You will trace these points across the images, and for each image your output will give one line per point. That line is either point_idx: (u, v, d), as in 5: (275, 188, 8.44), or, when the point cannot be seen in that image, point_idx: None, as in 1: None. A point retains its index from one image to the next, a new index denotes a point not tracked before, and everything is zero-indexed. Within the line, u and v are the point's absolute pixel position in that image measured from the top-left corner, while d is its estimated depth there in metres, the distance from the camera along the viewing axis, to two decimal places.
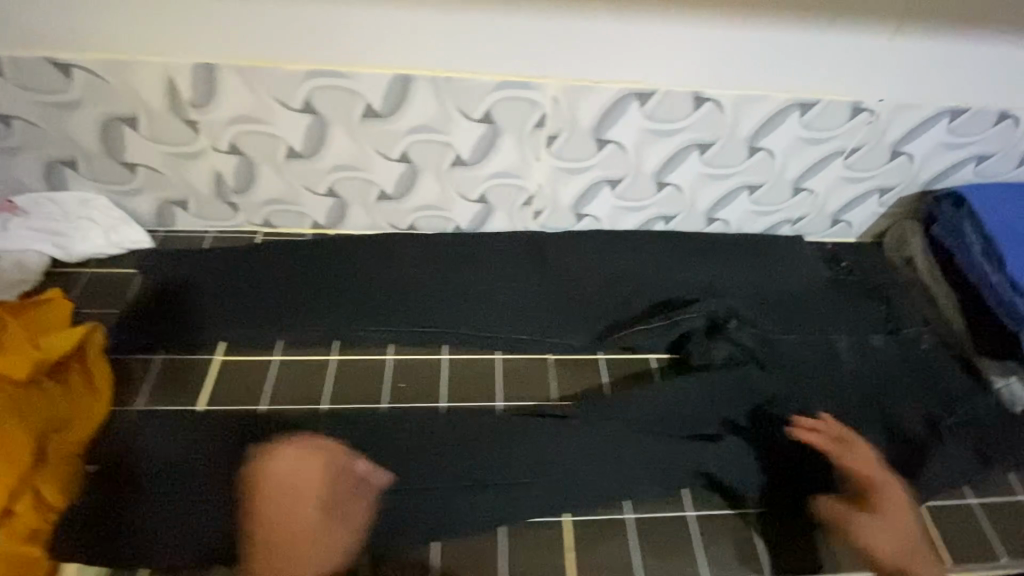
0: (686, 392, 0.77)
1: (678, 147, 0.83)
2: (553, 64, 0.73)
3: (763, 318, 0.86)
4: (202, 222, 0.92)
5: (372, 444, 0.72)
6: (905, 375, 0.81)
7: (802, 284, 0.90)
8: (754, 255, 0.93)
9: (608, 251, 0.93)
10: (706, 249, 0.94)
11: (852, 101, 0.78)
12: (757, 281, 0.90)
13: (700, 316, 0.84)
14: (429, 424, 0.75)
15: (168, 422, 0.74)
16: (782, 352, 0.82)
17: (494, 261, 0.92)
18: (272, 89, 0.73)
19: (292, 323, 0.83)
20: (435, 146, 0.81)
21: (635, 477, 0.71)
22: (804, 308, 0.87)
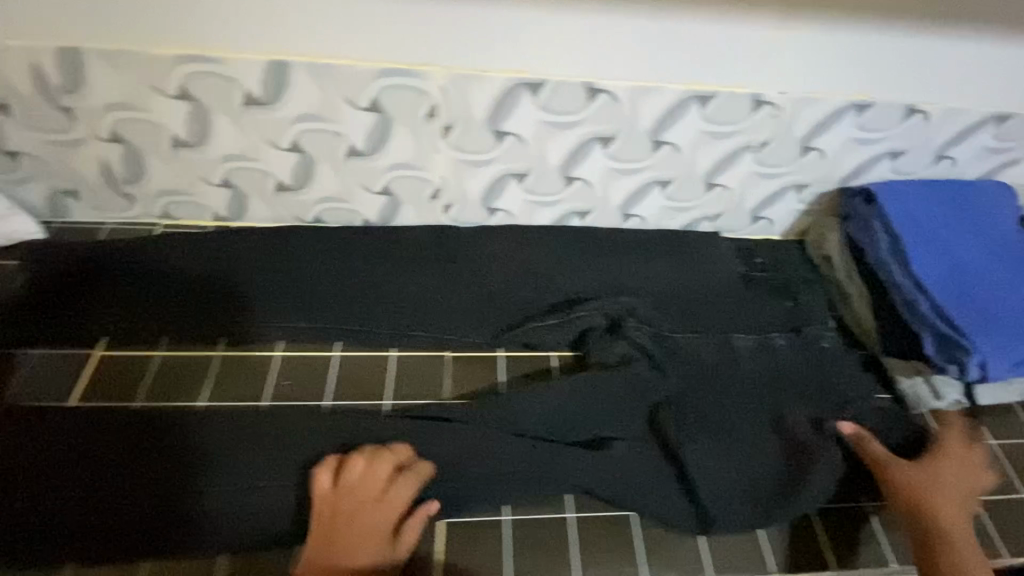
0: (574, 391, 0.76)
1: (580, 140, 0.81)
2: (434, 51, 0.70)
3: (664, 317, 0.85)
4: (97, 213, 0.89)
5: (244, 440, 0.71)
6: (796, 376, 0.80)
7: (707, 280, 0.90)
8: (665, 250, 0.92)
9: (517, 245, 0.91)
10: (618, 246, 0.92)
11: (751, 93, 0.76)
12: (663, 279, 0.89)
13: (600, 313, 0.84)
14: (311, 422, 0.73)
15: (38, 417, 0.72)
16: (679, 351, 0.81)
17: (398, 255, 0.89)
18: (143, 76, 0.70)
19: (177, 319, 0.81)
20: (326, 136, 0.78)
21: (512, 478, 0.71)
22: (708, 307, 0.87)
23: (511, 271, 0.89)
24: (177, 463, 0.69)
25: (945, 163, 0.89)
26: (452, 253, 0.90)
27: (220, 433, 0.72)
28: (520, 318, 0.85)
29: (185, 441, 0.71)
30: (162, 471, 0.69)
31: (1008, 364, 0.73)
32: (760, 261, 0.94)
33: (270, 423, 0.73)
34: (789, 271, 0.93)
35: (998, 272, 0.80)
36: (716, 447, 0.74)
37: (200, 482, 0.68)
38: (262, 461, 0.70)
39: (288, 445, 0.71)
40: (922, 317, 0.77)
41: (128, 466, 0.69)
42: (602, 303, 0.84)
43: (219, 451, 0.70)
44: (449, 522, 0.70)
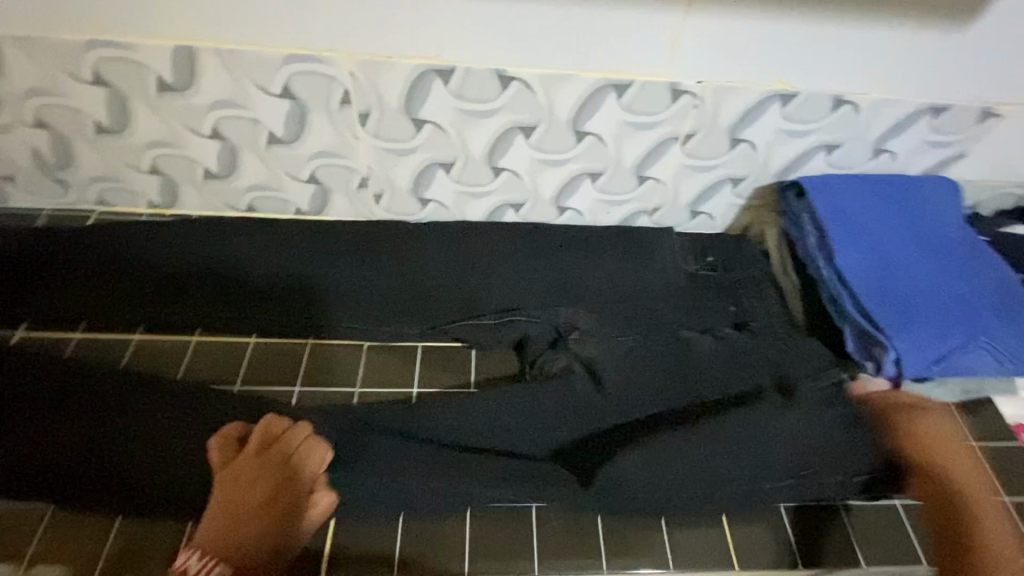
0: (502, 406, 0.73)
1: (500, 129, 0.80)
2: (338, 37, 0.70)
3: (610, 322, 0.84)
4: (34, 199, 0.90)
5: (163, 439, 0.69)
6: (745, 380, 0.76)
7: (649, 278, 0.87)
8: (615, 243, 0.91)
9: (451, 242, 0.90)
10: (553, 241, 0.91)
11: (668, 82, 0.76)
12: (603, 281, 0.87)
13: (544, 328, 0.83)
14: (220, 423, 0.71)
15: None
16: (622, 354, 0.79)
17: (334, 246, 0.88)
18: (58, 62, 0.72)
19: (97, 299, 0.81)
20: (243, 123, 0.79)
21: (418, 477, 0.68)
22: (643, 310, 0.85)
23: (436, 262, 0.88)
24: (87, 437, 0.69)
25: (885, 157, 0.86)
26: (377, 242, 0.89)
27: (140, 415, 0.70)
28: (440, 308, 0.85)
29: (96, 414, 0.70)
30: (73, 442, 0.68)
31: (927, 361, 0.71)
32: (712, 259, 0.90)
33: (188, 415, 0.71)
34: (740, 269, 0.88)
35: (928, 268, 0.78)
36: (654, 456, 0.69)
37: (106, 458, 0.68)
38: (168, 452, 0.68)
39: (195, 441, 0.69)
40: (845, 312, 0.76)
41: (43, 435, 0.68)
42: (548, 315, 0.84)
43: (133, 433, 0.69)
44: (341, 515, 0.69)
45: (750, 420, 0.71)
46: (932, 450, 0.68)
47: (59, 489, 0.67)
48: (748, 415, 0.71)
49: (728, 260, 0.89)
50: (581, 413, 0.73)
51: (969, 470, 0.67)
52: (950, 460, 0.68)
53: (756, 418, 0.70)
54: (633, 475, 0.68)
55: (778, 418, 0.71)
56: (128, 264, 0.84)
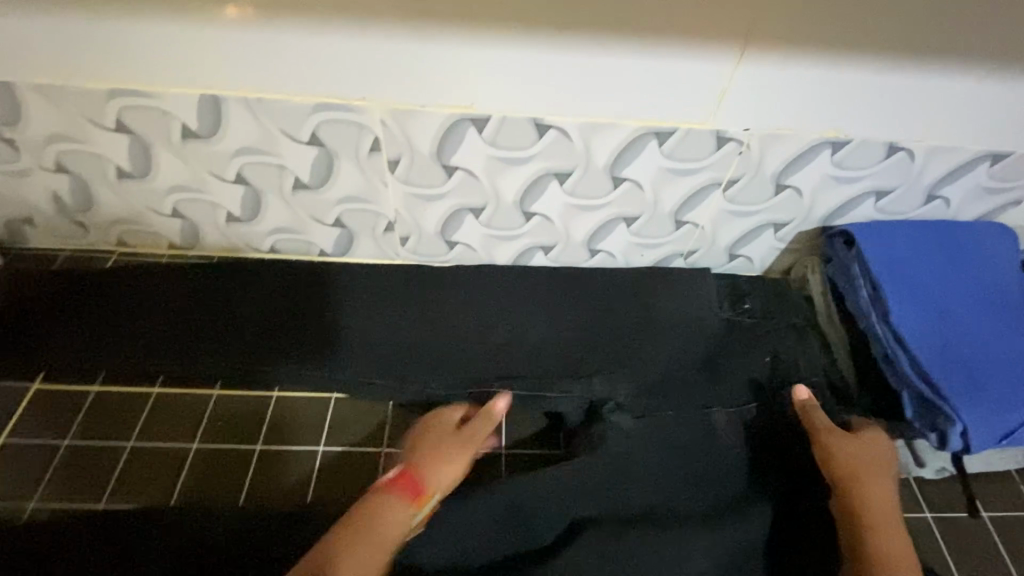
0: (551, 489, 0.71)
1: (533, 177, 0.77)
2: (370, 86, 0.67)
3: (654, 390, 0.81)
4: (53, 239, 0.88)
5: (208, 520, 0.68)
6: (767, 469, 0.75)
7: (678, 328, 0.85)
8: (642, 288, 0.88)
9: (476, 290, 0.88)
10: (580, 289, 0.89)
11: (714, 130, 0.72)
12: (633, 326, 0.86)
13: (577, 402, 0.80)
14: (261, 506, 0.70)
15: (36, 452, 0.74)
16: (670, 428, 0.77)
17: (359, 291, 0.87)
18: (81, 109, 0.70)
19: (117, 358, 0.79)
20: (269, 168, 0.76)
21: (462, 542, 0.68)
22: (676, 378, 0.82)
23: (474, 311, 0.87)
24: (93, 543, 0.66)
25: (937, 203, 0.82)
26: (401, 288, 0.87)
27: (143, 515, 0.68)
28: (463, 358, 0.83)
29: (102, 520, 0.68)
30: (76, 549, 0.66)
31: (995, 436, 0.68)
32: (749, 306, 0.88)
33: (194, 512, 0.69)
34: (780, 319, 0.85)
35: (989, 327, 0.75)
36: (681, 541, 0.68)
37: (109, 562, 0.65)
38: (173, 553, 0.66)
39: (200, 540, 0.67)
40: (903, 375, 0.73)
41: (100, 527, 0.67)
42: (579, 389, 0.80)
43: (136, 536, 0.67)
44: None
45: (765, 518, 0.71)
46: (852, 478, 0.69)
47: None
48: (763, 513, 0.71)
49: (768, 308, 0.87)
50: (627, 500, 0.72)
51: (885, 504, 0.68)
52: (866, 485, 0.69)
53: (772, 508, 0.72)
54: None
55: (787, 516, 0.72)
56: (141, 328, 0.81)
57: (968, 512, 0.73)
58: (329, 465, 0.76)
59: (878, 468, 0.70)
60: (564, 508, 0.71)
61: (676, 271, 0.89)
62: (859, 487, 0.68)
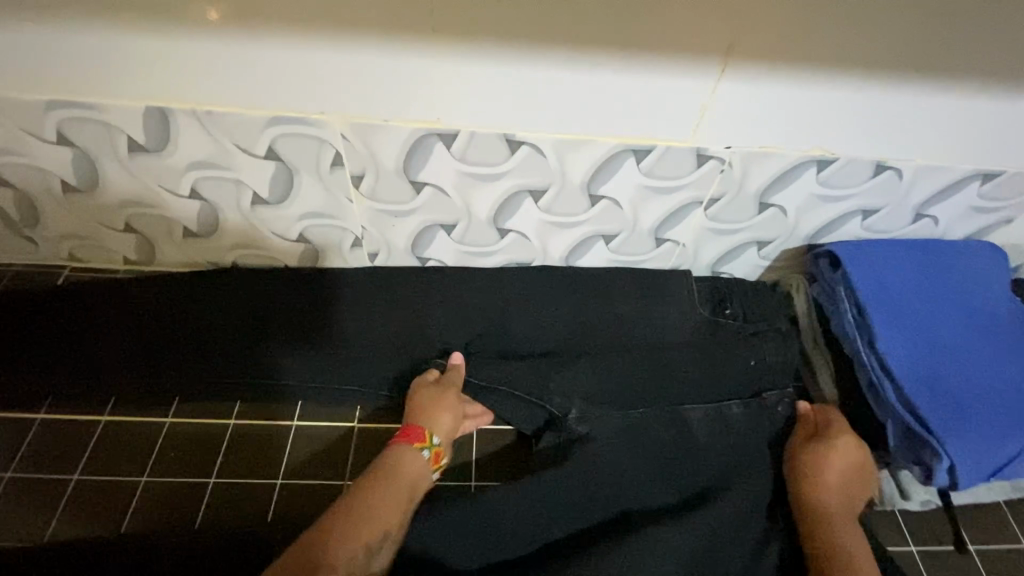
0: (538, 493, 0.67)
1: (506, 193, 0.73)
2: (328, 101, 0.63)
3: (628, 385, 0.76)
4: (1, 254, 0.83)
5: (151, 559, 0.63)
6: (743, 474, 0.71)
7: (658, 326, 0.82)
8: (624, 300, 0.82)
9: (442, 304, 0.80)
10: (560, 285, 0.82)
11: (695, 148, 0.68)
12: (613, 321, 0.82)
13: (535, 414, 0.75)
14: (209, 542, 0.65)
15: None
16: (649, 431, 0.73)
17: (318, 292, 0.80)
18: (18, 121, 0.65)
19: (64, 383, 0.75)
20: (225, 184, 0.72)
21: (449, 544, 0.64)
22: (659, 373, 0.77)
23: (444, 312, 0.80)
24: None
25: (925, 222, 0.79)
26: (360, 283, 0.81)
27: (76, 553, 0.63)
28: (427, 370, 0.77)
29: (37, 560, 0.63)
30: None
31: (982, 471, 0.65)
32: (732, 310, 0.84)
33: (130, 548, 0.63)
34: (762, 322, 0.82)
35: (977, 354, 0.72)
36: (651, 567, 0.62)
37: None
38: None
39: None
40: (887, 406, 0.70)
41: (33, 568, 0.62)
42: (536, 398, 0.75)
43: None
44: None
45: (736, 525, 0.67)
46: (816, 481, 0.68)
47: None
48: (735, 520, 0.67)
49: (747, 313, 0.83)
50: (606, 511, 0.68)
51: (842, 512, 0.66)
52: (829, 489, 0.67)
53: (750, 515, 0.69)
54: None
55: (767, 533, 0.68)
56: (85, 347, 0.76)
57: (955, 546, 0.71)
58: (286, 499, 0.72)
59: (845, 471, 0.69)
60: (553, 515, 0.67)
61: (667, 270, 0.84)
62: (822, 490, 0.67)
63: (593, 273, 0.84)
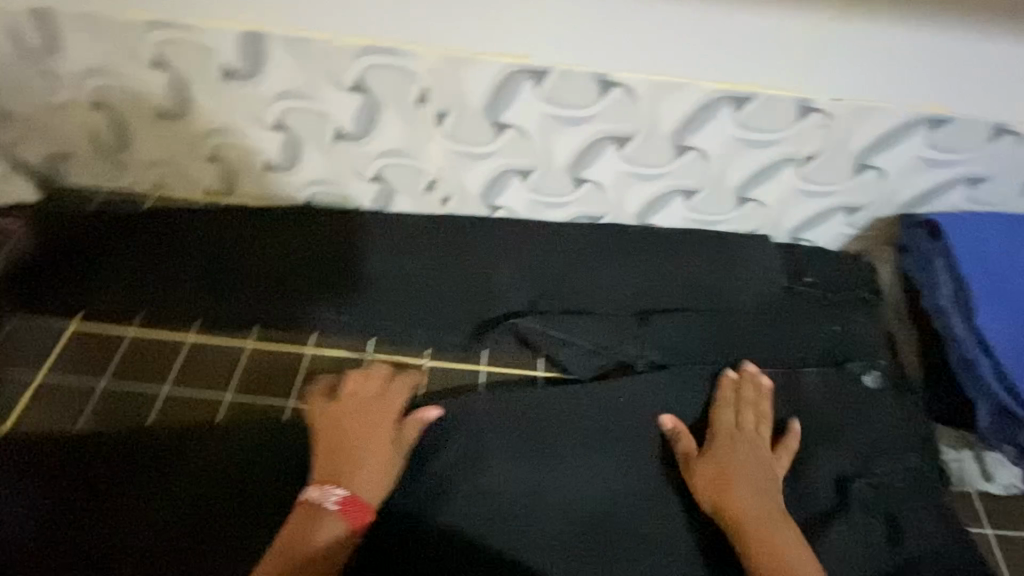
0: (613, 443, 0.69)
1: (590, 140, 0.71)
2: (423, 28, 0.62)
3: (703, 345, 0.75)
4: (93, 178, 0.86)
5: (238, 468, 0.67)
6: (820, 442, 0.69)
7: (736, 288, 0.79)
8: (696, 261, 0.81)
9: (515, 250, 0.82)
10: (635, 245, 0.82)
11: (799, 98, 0.65)
12: (692, 281, 0.80)
13: (604, 360, 0.74)
14: (288, 454, 0.67)
15: (71, 390, 0.73)
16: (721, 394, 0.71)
17: (404, 237, 0.83)
18: (119, 41, 0.66)
19: (157, 302, 0.78)
20: (309, 115, 0.72)
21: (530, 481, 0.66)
22: (736, 335, 0.76)
23: (519, 266, 0.81)
24: (115, 492, 0.65)
25: None
26: (439, 229, 0.83)
27: (116, 471, 0.66)
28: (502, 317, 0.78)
29: (137, 460, 0.67)
30: (57, 541, 0.63)
31: None
32: (811, 279, 0.81)
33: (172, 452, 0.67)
34: (844, 293, 0.80)
35: None
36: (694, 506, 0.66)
37: (136, 509, 0.64)
38: (206, 492, 0.65)
39: (238, 474, 0.66)
40: (985, 386, 0.66)
41: (132, 469, 0.66)
42: (609, 346, 0.75)
43: (119, 492, 0.65)
44: (392, 546, 0.63)
45: (804, 487, 0.67)
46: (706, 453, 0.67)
47: (108, 531, 0.63)
48: (805, 482, 0.67)
49: (827, 282, 0.81)
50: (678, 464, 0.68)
51: (744, 482, 0.64)
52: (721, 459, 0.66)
53: (820, 482, 0.67)
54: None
55: (838, 500, 0.66)
56: (179, 273, 0.79)
57: None
58: None
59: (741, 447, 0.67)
60: (621, 462, 0.68)
61: (745, 236, 0.82)
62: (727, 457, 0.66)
63: (668, 233, 0.82)
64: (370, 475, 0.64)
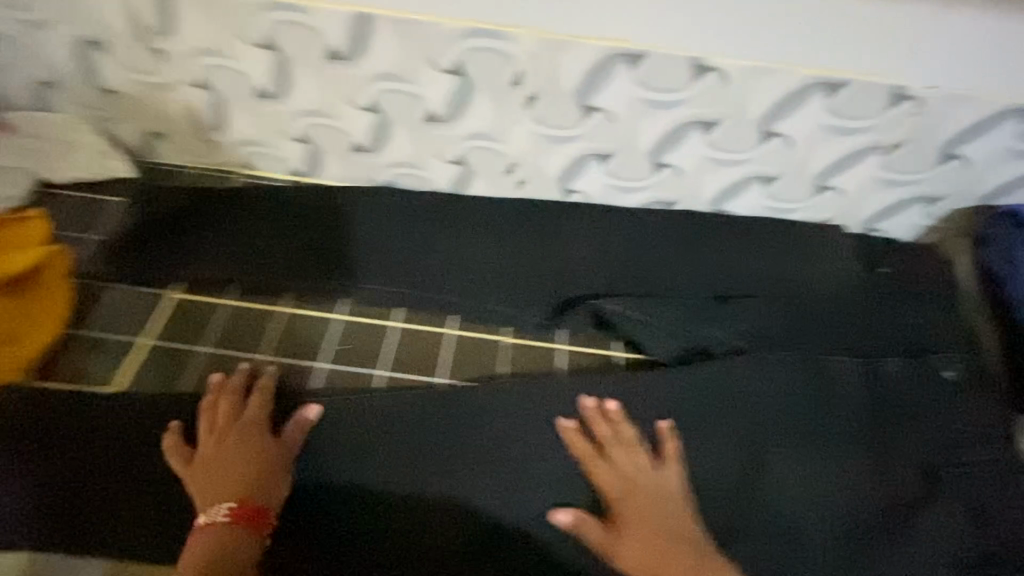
0: (698, 423, 0.71)
1: (677, 125, 0.73)
2: (529, 11, 0.65)
3: (783, 331, 0.76)
4: (182, 157, 0.89)
5: (344, 430, 0.71)
6: (905, 427, 0.71)
7: (815, 276, 0.80)
8: (773, 249, 0.82)
9: (590, 234, 0.84)
10: (713, 232, 0.83)
11: (892, 86, 0.67)
12: (771, 267, 0.81)
13: (682, 344, 0.76)
14: (386, 416, 0.71)
15: (177, 355, 0.77)
16: (799, 379, 0.72)
17: (484, 219, 0.85)
18: (233, 21, 0.70)
19: (253, 273, 0.81)
20: (403, 97, 0.75)
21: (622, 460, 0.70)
22: (813, 323, 0.77)
23: (598, 250, 0.83)
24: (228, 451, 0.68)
25: None
26: (517, 211, 0.85)
27: (41, 514, 0.66)
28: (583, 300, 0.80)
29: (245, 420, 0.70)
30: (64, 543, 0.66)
31: None
32: (886, 270, 0.81)
33: (51, 469, 0.68)
34: (924, 283, 0.79)
35: None
36: (778, 482, 0.69)
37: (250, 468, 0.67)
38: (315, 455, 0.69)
39: (346, 436, 0.70)
40: None
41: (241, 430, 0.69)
42: (690, 330, 0.76)
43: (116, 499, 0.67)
44: (502, 509, 0.68)
45: (886, 470, 0.69)
46: (613, 509, 0.66)
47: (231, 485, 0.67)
48: (889, 465, 0.69)
49: (905, 272, 0.81)
50: (762, 445, 0.70)
51: (667, 534, 0.64)
52: (633, 518, 0.65)
53: (904, 465, 0.69)
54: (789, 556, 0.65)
55: (921, 484, 0.68)
56: (276, 247, 0.83)
57: None
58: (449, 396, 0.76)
59: (633, 494, 0.67)
60: (709, 443, 0.70)
61: (816, 231, 0.82)
62: (638, 518, 0.65)
63: (744, 221, 0.83)
64: (261, 482, 0.65)
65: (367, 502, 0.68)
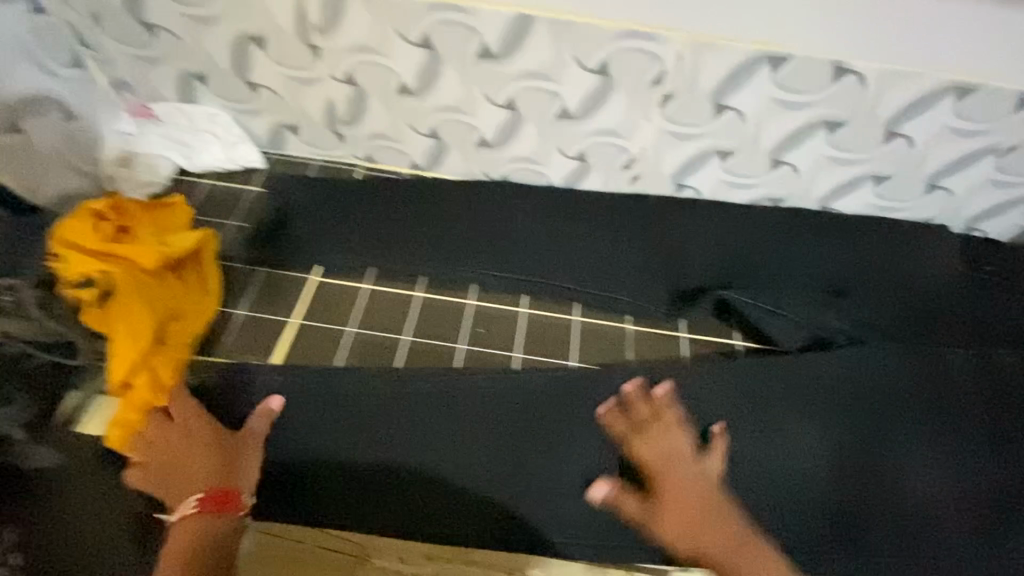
0: (822, 408, 0.75)
1: (804, 124, 0.77)
2: (684, 14, 0.70)
3: (896, 324, 0.80)
4: (310, 149, 0.93)
5: (490, 407, 0.74)
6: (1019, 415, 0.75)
7: (926, 271, 0.84)
8: (883, 246, 0.85)
9: (705, 228, 0.87)
10: (824, 229, 0.86)
11: (1019, 90, 0.71)
12: (884, 262, 0.84)
13: (803, 333, 0.80)
14: (528, 395, 0.75)
15: (324, 334, 0.80)
16: (919, 370, 0.77)
17: (602, 212, 0.89)
18: (395, 20, 0.75)
19: (391, 258, 0.85)
20: (541, 95, 0.79)
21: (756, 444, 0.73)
22: (927, 318, 0.81)
23: (714, 244, 0.86)
24: (386, 424, 0.73)
25: None
26: (632, 205, 0.89)
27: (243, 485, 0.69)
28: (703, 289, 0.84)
29: (400, 397, 0.74)
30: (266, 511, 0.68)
31: None
32: (991, 268, 0.85)
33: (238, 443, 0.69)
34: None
35: None
36: (902, 465, 0.72)
37: (409, 440, 0.72)
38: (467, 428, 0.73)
39: (493, 414, 0.74)
40: None
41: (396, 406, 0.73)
42: (812, 320, 0.80)
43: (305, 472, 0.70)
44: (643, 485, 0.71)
45: (1004, 454, 0.73)
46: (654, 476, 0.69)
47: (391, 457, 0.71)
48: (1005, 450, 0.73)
49: (1008, 270, 0.85)
50: (885, 430, 0.74)
51: (707, 506, 0.67)
52: (672, 485, 0.68)
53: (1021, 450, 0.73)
54: (918, 534, 0.69)
55: None
56: (410, 234, 0.87)
57: None
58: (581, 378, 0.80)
59: (681, 465, 0.70)
60: (834, 427, 0.74)
61: (923, 226, 0.86)
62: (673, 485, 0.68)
63: (854, 218, 0.87)
64: (230, 472, 0.67)
65: (521, 478, 0.71)
